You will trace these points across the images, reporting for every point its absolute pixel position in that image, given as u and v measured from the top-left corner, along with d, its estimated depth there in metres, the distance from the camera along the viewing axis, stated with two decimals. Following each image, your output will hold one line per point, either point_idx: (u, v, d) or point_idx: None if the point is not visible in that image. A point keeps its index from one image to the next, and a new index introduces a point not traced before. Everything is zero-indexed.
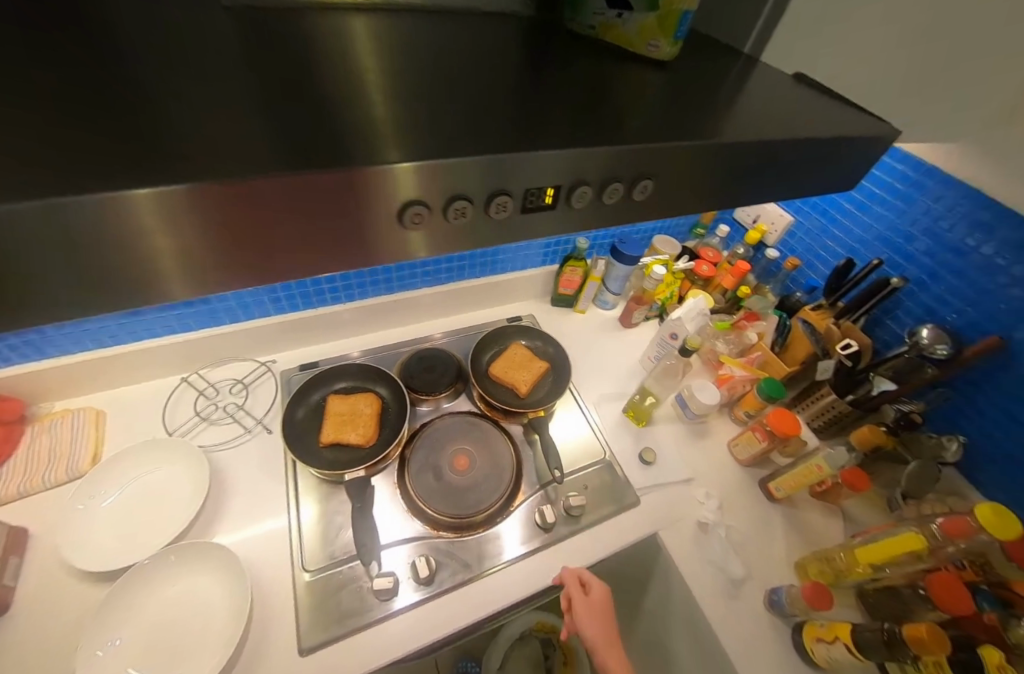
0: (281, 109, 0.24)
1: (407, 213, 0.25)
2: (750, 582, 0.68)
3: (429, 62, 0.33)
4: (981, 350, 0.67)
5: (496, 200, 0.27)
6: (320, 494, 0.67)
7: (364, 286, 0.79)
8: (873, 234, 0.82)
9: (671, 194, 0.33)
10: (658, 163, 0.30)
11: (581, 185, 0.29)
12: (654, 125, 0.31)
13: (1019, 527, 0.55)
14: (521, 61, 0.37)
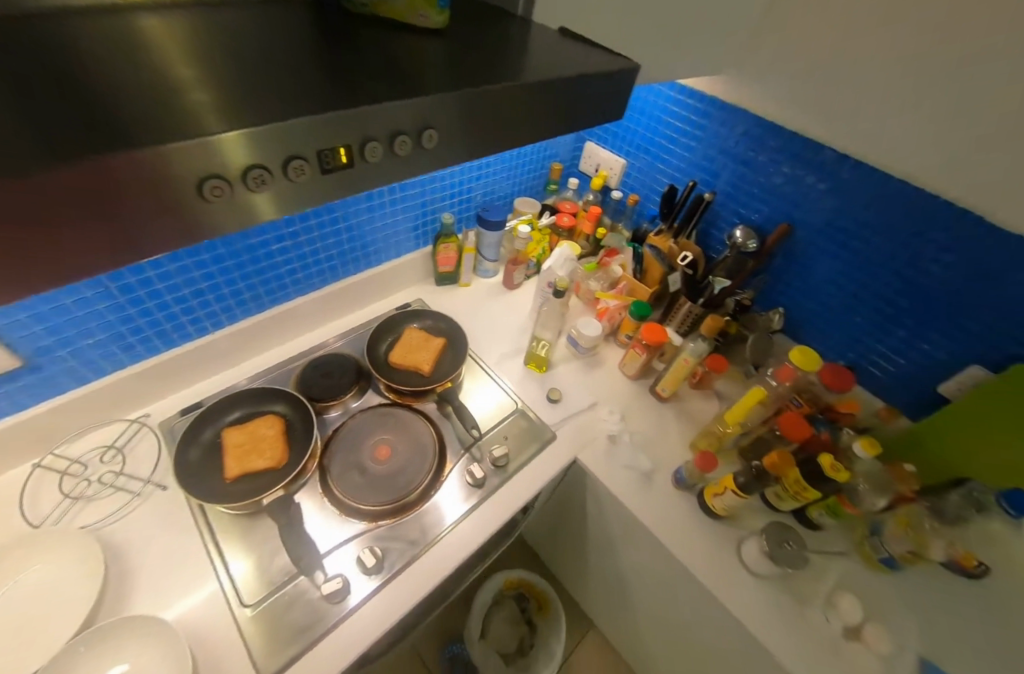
0: (44, 108, 0.23)
1: (203, 188, 0.24)
2: (659, 472, 0.80)
3: (215, 48, 0.33)
4: (777, 238, 0.87)
5: (291, 165, 0.27)
6: (238, 530, 0.64)
7: (232, 308, 0.74)
8: (686, 162, 0.98)
9: (458, 141, 0.36)
10: (437, 114, 0.33)
11: (368, 139, 0.30)
12: (442, 80, 0.35)
13: (816, 358, 0.73)
14: (308, 41, 0.38)
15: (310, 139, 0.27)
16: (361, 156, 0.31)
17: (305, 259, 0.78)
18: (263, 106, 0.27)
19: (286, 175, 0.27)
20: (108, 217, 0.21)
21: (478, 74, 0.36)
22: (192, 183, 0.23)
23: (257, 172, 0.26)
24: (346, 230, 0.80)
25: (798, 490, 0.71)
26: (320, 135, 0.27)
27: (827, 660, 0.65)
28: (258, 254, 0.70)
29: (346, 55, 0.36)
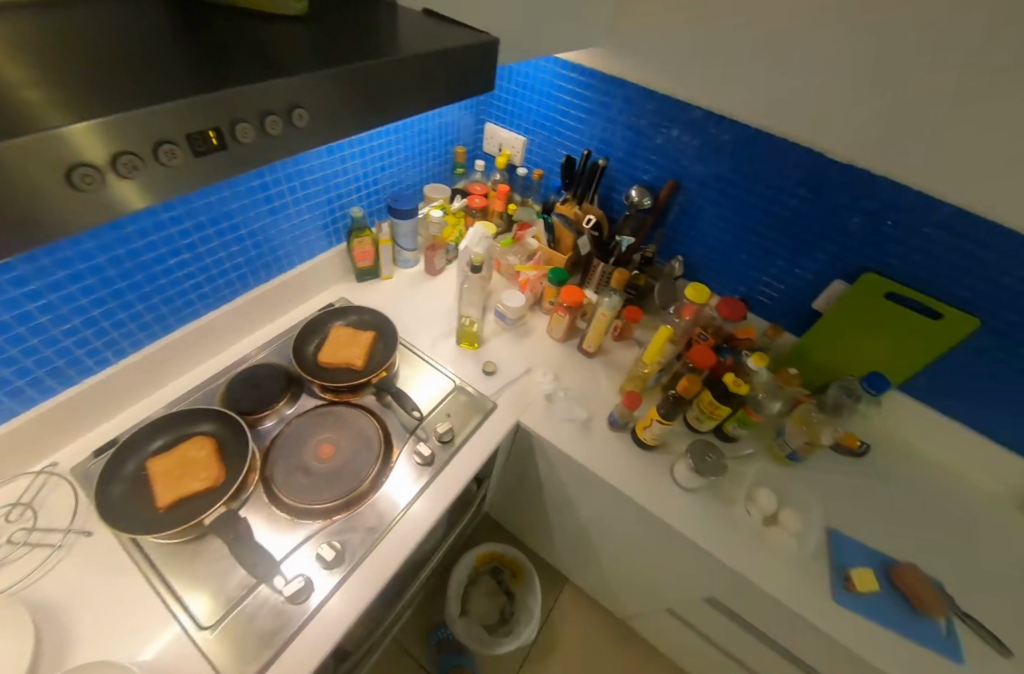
0: None
1: (73, 175, 0.22)
2: (595, 419, 0.87)
3: (50, 46, 0.32)
4: (667, 193, 0.97)
5: (162, 149, 0.26)
6: (183, 559, 0.61)
7: (134, 334, 0.69)
8: (579, 132, 1.04)
9: (326, 115, 0.35)
10: (307, 93, 0.32)
11: (238, 121, 0.29)
12: (306, 60, 0.35)
13: (706, 291, 0.82)
14: (157, 28, 0.37)
15: (177, 123, 0.26)
16: (235, 138, 0.30)
17: (210, 272, 0.74)
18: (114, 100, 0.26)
19: (158, 161, 0.26)
20: None
21: (344, 53, 0.37)
22: (56, 173, 0.21)
23: (125, 158, 0.24)
24: (250, 237, 0.77)
25: (712, 409, 0.81)
26: (187, 119, 0.26)
27: (751, 545, 0.77)
28: (154, 273, 0.66)
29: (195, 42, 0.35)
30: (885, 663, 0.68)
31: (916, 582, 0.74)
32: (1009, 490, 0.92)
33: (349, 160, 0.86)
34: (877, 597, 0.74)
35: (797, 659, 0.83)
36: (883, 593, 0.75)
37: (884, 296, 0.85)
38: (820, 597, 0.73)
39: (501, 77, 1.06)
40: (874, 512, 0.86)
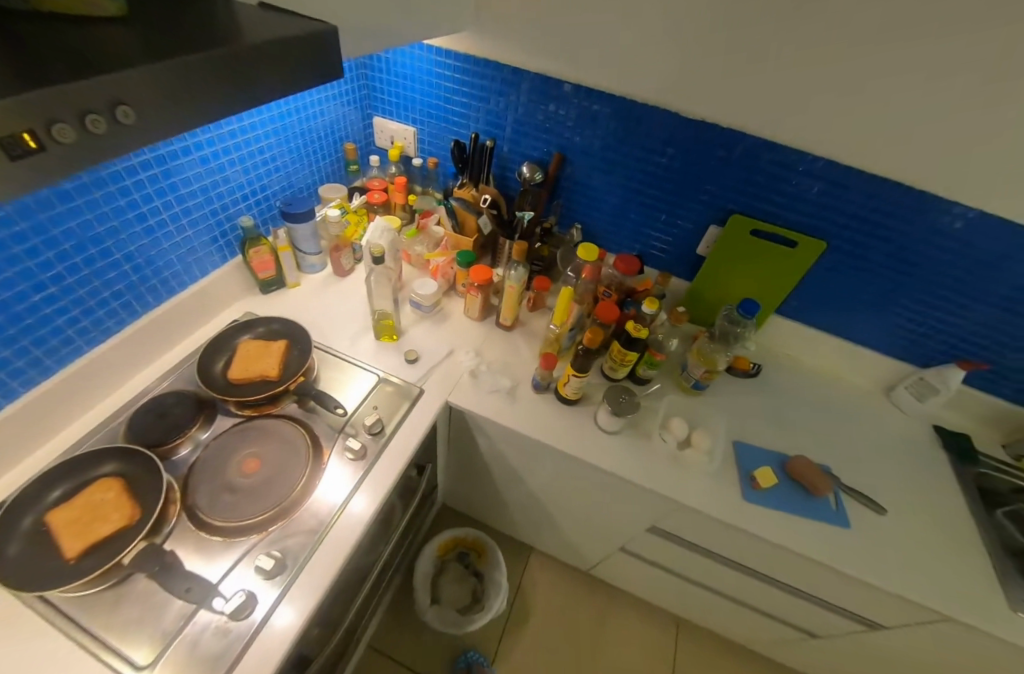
0: None
1: None
2: (520, 386, 0.93)
3: None
4: (554, 166, 1.04)
5: None
6: (102, 610, 0.56)
7: (3, 384, 0.62)
8: (465, 116, 1.06)
9: (164, 110, 0.31)
10: (131, 87, 0.28)
11: (54, 120, 0.24)
12: (125, 42, 0.32)
13: (594, 249, 0.91)
14: None
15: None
16: (58, 140, 0.25)
17: (87, 304, 0.68)
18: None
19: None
20: None
21: (172, 33, 0.35)
22: None
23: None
24: (129, 261, 0.72)
25: (622, 356, 0.91)
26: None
27: (672, 469, 0.86)
28: (18, 313, 0.60)
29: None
30: (789, 540, 0.80)
31: (809, 471, 0.86)
32: (871, 380, 1.10)
33: (229, 168, 0.82)
34: (777, 487, 0.86)
35: (721, 557, 0.96)
36: (781, 483, 0.87)
37: (750, 233, 0.97)
38: (733, 500, 0.84)
39: (378, 68, 1.04)
40: (772, 421, 0.99)
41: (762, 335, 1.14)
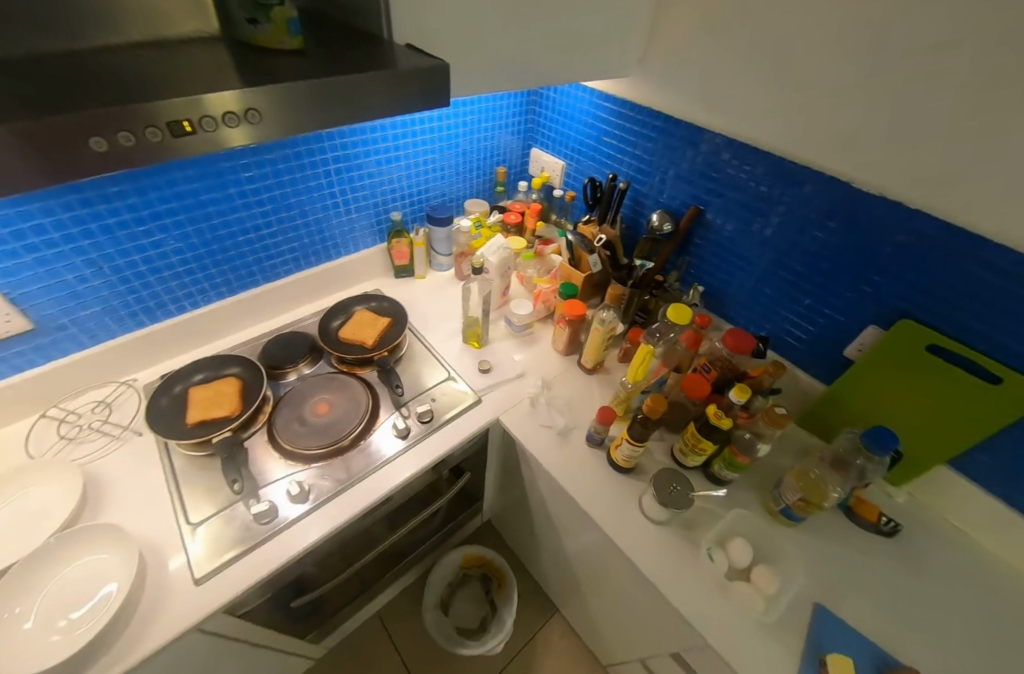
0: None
1: (91, 142, 0.30)
2: (576, 430, 0.88)
3: (132, 54, 0.45)
4: (688, 220, 0.96)
5: (148, 130, 0.32)
6: (191, 468, 0.75)
7: (206, 291, 0.89)
8: (612, 156, 1.07)
9: (290, 118, 0.40)
10: (258, 95, 0.36)
11: (203, 115, 0.34)
12: (288, 67, 0.44)
13: (687, 312, 0.82)
14: (209, 43, 0.50)
15: (156, 109, 0.32)
16: (204, 130, 0.35)
17: (270, 251, 0.93)
18: (124, 97, 0.33)
19: (142, 137, 0.32)
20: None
21: (329, 64, 0.46)
22: (83, 140, 0.30)
23: (115, 132, 0.30)
24: (304, 227, 0.95)
25: (695, 441, 0.78)
26: (163, 107, 0.32)
27: (713, 596, 0.70)
28: (227, 245, 0.86)
29: (212, 53, 0.47)
30: None
31: None
32: None
33: (396, 172, 1.01)
34: None
35: None
36: None
37: (927, 348, 0.73)
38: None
39: (546, 105, 1.13)
40: (894, 607, 0.71)
41: (923, 486, 0.84)
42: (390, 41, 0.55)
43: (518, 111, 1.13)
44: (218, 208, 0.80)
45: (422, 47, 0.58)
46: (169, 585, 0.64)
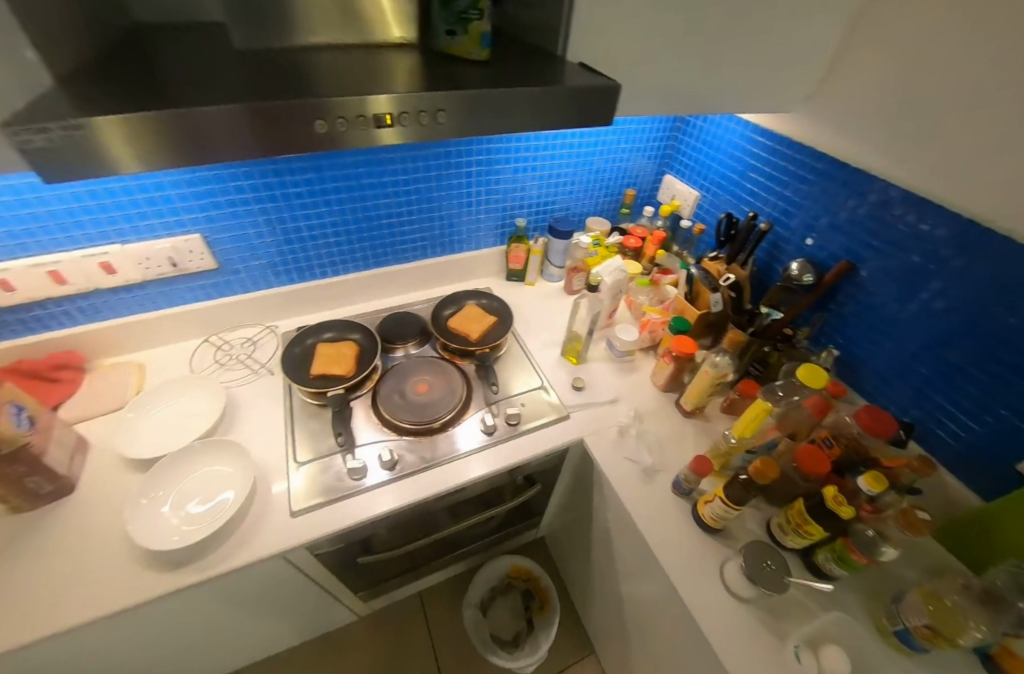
0: (251, 83, 0.43)
1: (316, 123, 0.38)
2: (662, 472, 0.82)
3: (356, 61, 0.53)
4: (835, 275, 0.86)
5: (360, 118, 0.40)
6: (304, 413, 0.84)
7: (346, 261, 1.00)
8: (757, 194, 0.99)
9: (468, 122, 0.46)
10: (448, 101, 0.43)
11: (403, 111, 0.41)
12: (476, 77, 0.50)
13: (823, 376, 0.73)
14: (411, 53, 0.56)
15: (366, 102, 0.39)
16: (400, 123, 0.42)
17: (404, 236, 1.02)
18: (341, 89, 0.41)
19: (353, 126, 0.40)
20: (211, 146, 0.36)
21: (508, 79, 0.50)
22: (308, 122, 0.38)
23: (333, 117, 0.39)
24: (437, 219, 1.03)
25: (800, 522, 0.70)
26: (374, 101, 0.40)
27: None
28: (370, 224, 0.97)
29: (416, 63, 0.53)
30: None
31: None
32: None
33: (529, 181, 1.04)
34: None
35: None
36: None
37: None
38: None
39: (690, 133, 1.09)
40: None
41: None
42: (562, 58, 0.59)
43: (659, 136, 1.10)
44: (371, 190, 0.91)
45: (592, 66, 0.61)
46: (269, 510, 0.72)
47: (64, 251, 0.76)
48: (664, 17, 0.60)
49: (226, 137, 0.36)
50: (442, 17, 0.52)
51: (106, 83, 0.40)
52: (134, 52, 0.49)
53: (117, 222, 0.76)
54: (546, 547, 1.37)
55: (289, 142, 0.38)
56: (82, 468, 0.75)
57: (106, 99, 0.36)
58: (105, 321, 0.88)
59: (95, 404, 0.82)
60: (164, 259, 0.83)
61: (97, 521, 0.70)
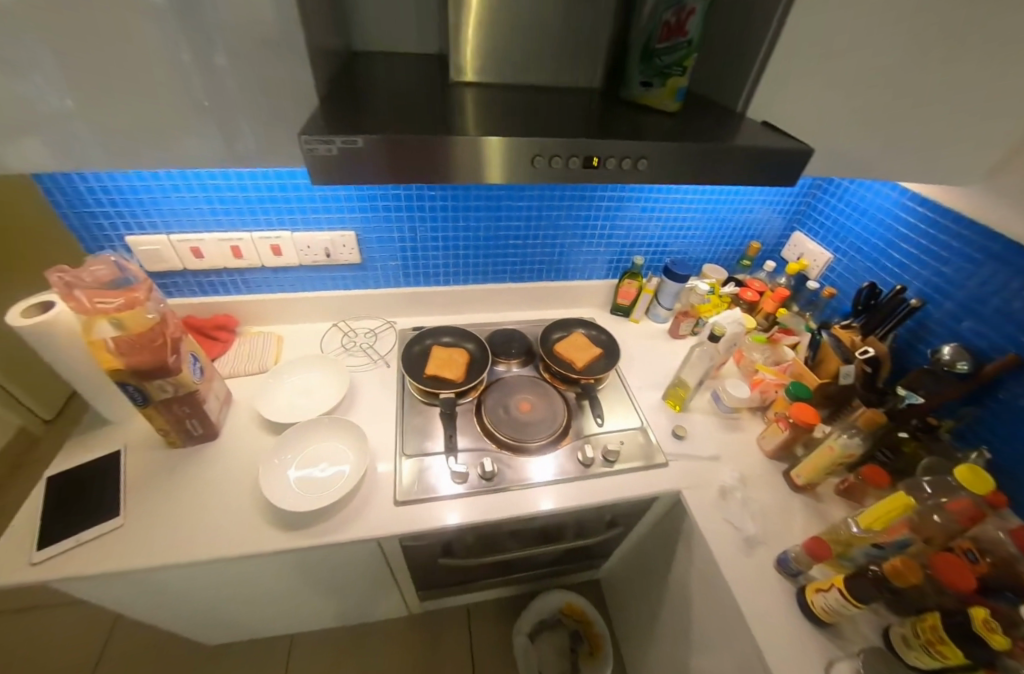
0: (479, 122, 0.49)
1: (535, 160, 0.46)
2: (763, 545, 0.77)
3: (557, 105, 0.57)
4: (999, 368, 0.75)
5: (573, 160, 0.46)
6: (414, 408, 0.89)
7: (468, 273, 1.07)
8: (903, 266, 0.91)
9: (670, 171, 0.49)
10: (652, 151, 0.47)
11: (610, 157, 0.47)
12: (668, 127, 0.52)
13: (990, 484, 0.65)
14: (600, 99, 0.60)
15: (584, 144, 0.46)
16: (606, 166, 0.47)
17: (523, 257, 1.07)
18: (555, 132, 0.48)
19: (567, 165, 0.47)
20: (417, 170, 0.44)
21: (700, 133, 0.51)
22: (530, 157, 0.46)
23: (554, 156, 0.46)
24: (557, 246, 1.06)
25: (932, 639, 0.61)
26: (587, 145, 0.46)
27: None
28: (496, 242, 1.02)
29: (608, 111, 0.56)
30: None
31: None
32: None
33: (653, 221, 1.05)
34: None
35: None
36: None
37: None
38: None
39: (831, 193, 1.03)
40: None
41: None
42: (740, 114, 0.60)
43: (796, 192, 1.06)
44: (507, 212, 0.96)
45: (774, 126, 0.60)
46: (375, 491, 0.76)
47: (249, 232, 0.89)
48: (857, 83, 0.59)
49: (466, 161, 0.45)
50: (640, 69, 0.53)
51: (366, 113, 0.47)
52: (376, 83, 0.58)
53: (294, 213, 0.87)
54: (602, 591, 1.32)
55: (500, 168, 0.46)
56: (225, 418, 0.85)
57: (369, 124, 0.44)
58: (265, 294, 1.00)
59: (240, 364, 0.93)
60: (321, 249, 0.93)
61: (235, 468, 0.79)
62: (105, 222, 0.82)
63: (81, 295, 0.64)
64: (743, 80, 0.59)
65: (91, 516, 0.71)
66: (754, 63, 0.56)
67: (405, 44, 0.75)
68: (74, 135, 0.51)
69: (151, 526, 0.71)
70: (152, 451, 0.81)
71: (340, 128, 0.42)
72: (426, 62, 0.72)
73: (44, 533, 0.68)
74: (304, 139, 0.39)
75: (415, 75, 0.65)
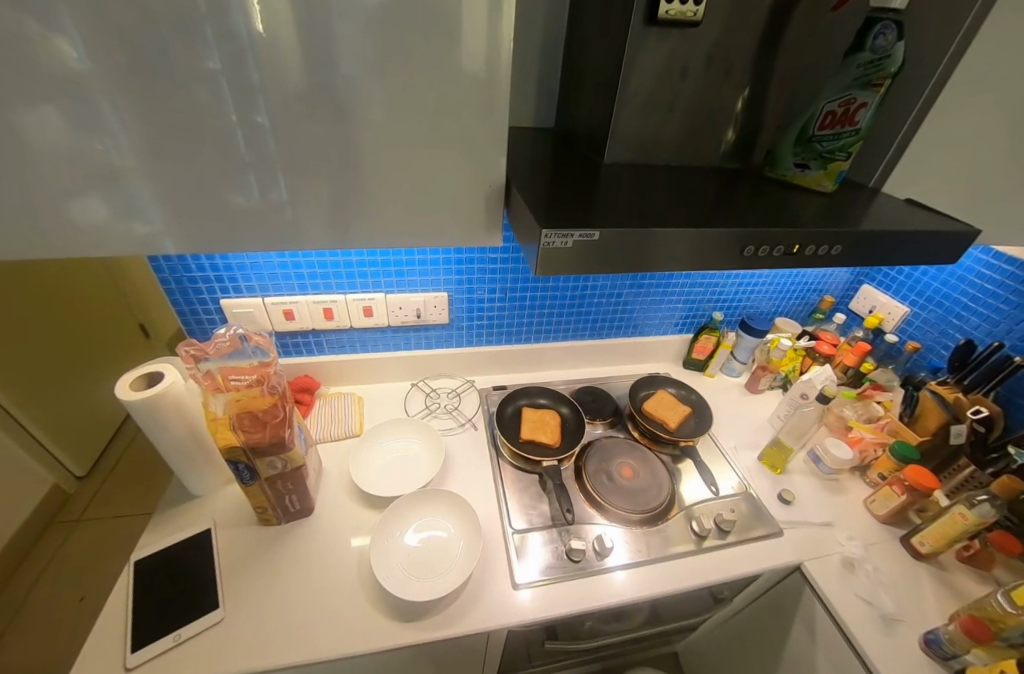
0: (654, 209, 0.50)
1: (745, 250, 0.48)
2: (903, 623, 0.72)
3: (701, 182, 0.59)
4: None
5: (775, 249, 0.48)
6: (513, 475, 0.86)
7: (547, 331, 1.06)
8: (994, 322, 0.92)
9: (852, 254, 0.51)
10: (843, 237, 0.49)
11: (815, 245, 0.49)
12: (827, 209, 0.53)
13: None
14: (737, 175, 0.62)
15: (789, 235, 0.48)
16: (804, 252, 0.49)
17: (601, 314, 1.07)
18: (742, 219, 0.49)
19: (776, 254, 0.49)
20: (628, 262, 0.46)
21: (860, 214, 0.52)
22: (739, 249, 0.48)
23: (752, 245, 0.48)
24: (634, 303, 1.07)
25: None
26: (789, 235, 0.48)
27: None
28: (580, 302, 1.03)
29: (759, 188, 0.58)
30: None
31: None
32: None
33: (730, 279, 1.06)
34: None
35: None
36: None
37: None
38: None
39: None
40: None
41: None
42: (875, 188, 0.64)
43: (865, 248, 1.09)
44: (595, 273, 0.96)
45: (922, 201, 0.61)
46: (490, 571, 0.72)
47: (343, 294, 0.87)
48: None
49: (666, 249, 0.46)
50: (795, 151, 0.56)
51: (552, 202, 0.48)
52: (526, 165, 0.59)
53: (390, 276, 0.87)
54: (685, 665, 1.23)
55: (708, 257, 0.48)
56: (319, 490, 0.82)
57: (564, 215, 0.44)
58: (356, 354, 0.99)
59: (327, 428, 0.91)
60: (412, 310, 0.92)
61: (335, 547, 0.74)
62: (201, 287, 0.80)
63: (213, 371, 0.64)
64: (880, 157, 0.63)
65: (189, 607, 0.64)
66: (893, 143, 0.61)
67: (521, 117, 0.75)
68: (134, 195, 0.44)
69: (257, 619, 0.65)
70: (244, 528, 0.76)
71: (557, 222, 0.43)
72: (549, 137, 0.73)
73: (135, 628, 0.61)
74: (542, 234, 0.41)
75: (550, 152, 0.66)
